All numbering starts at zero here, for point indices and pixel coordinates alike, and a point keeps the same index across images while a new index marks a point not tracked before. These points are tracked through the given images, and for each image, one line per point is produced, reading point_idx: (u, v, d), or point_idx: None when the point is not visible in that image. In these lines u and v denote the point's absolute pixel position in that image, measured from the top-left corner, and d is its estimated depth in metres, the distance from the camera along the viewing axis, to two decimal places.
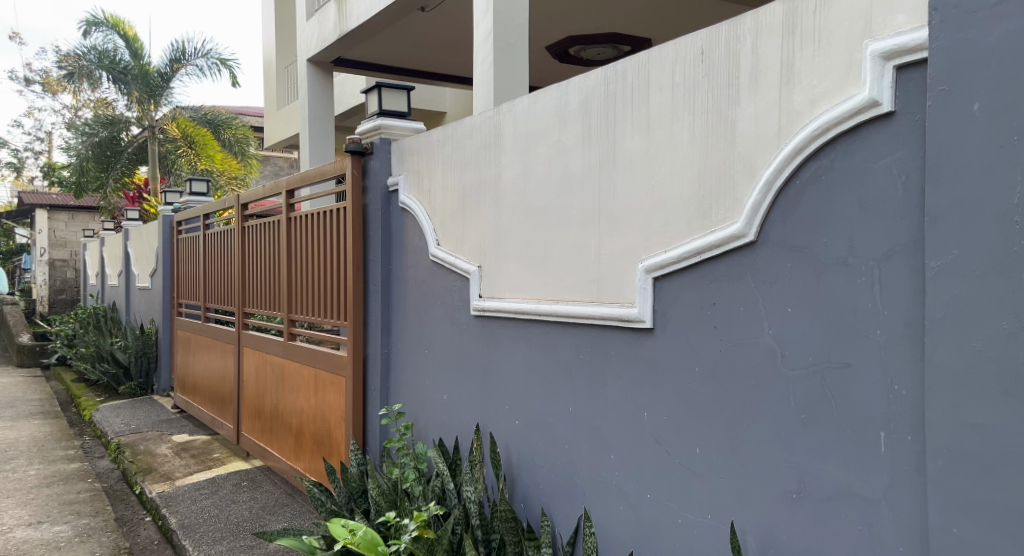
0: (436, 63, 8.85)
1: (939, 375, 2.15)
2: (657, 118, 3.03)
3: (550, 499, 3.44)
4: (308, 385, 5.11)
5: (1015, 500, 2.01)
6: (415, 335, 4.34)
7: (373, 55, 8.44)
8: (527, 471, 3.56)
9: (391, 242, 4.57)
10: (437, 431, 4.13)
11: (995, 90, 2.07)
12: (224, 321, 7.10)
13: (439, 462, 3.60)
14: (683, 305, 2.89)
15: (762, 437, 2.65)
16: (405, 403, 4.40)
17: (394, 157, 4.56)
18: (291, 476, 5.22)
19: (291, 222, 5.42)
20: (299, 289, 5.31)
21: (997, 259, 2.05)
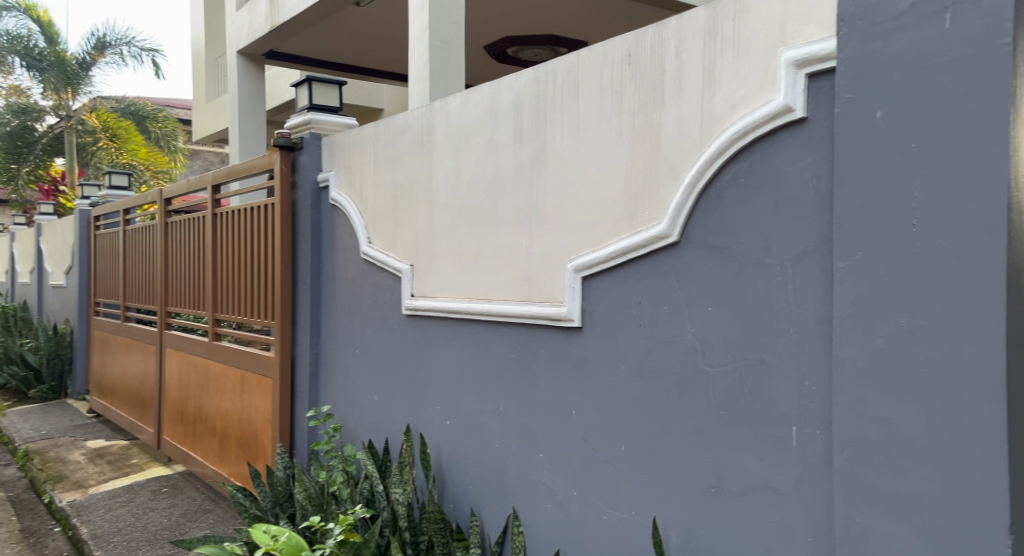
0: (372, 59, 8.79)
1: (846, 371, 2.25)
2: (586, 119, 3.09)
3: (479, 499, 3.48)
4: (233, 387, 5.05)
5: (913, 490, 2.12)
6: (345, 334, 4.33)
7: (305, 49, 8.36)
8: (457, 471, 3.60)
9: (321, 241, 4.56)
10: (368, 432, 4.14)
11: (896, 99, 2.18)
12: (146, 321, 6.97)
13: (368, 465, 3.62)
14: (611, 304, 2.96)
15: (683, 433, 2.73)
16: (334, 405, 4.39)
17: (326, 152, 4.55)
18: (214, 481, 5.16)
19: (218, 220, 5.34)
20: (227, 289, 5.24)
21: (897, 260, 2.16)
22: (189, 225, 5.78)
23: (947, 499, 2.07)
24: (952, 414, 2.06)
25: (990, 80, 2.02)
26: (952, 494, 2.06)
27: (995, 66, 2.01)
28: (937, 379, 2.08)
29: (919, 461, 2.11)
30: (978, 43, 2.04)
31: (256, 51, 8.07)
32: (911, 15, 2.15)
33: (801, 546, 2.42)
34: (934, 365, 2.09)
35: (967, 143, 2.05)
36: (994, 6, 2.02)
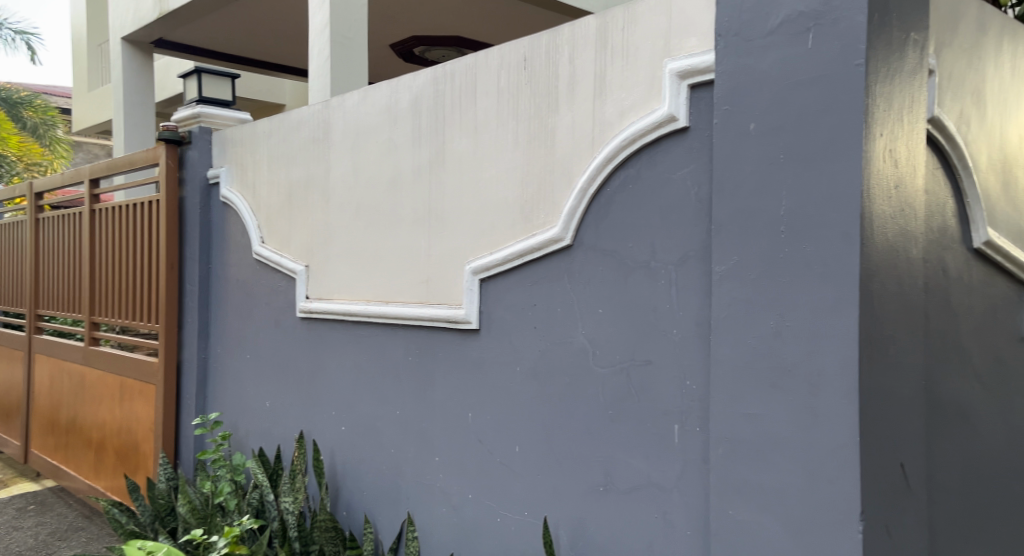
0: (271, 52, 8.62)
1: (723, 370, 2.35)
2: (483, 121, 3.11)
3: (374, 505, 3.48)
4: (111, 395, 4.89)
5: (782, 482, 2.24)
6: (237, 338, 4.25)
7: (198, 40, 8.13)
8: (352, 478, 3.58)
9: (210, 241, 4.47)
10: (259, 440, 4.08)
11: (766, 112, 2.29)
12: (13, 325, 6.66)
13: (259, 473, 3.56)
14: (507, 306, 3.00)
15: (574, 433, 2.79)
16: (223, 412, 4.31)
17: (215, 147, 4.47)
18: (89, 496, 4.99)
19: (96, 216, 5.16)
20: (106, 290, 5.06)
21: (767, 264, 2.27)
22: (64, 222, 5.56)
23: (810, 491, 2.19)
24: (813, 409, 2.18)
25: (849, 97, 2.15)
26: (815, 485, 2.18)
27: (851, 84, 2.15)
28: (801, 376, 2.21)
29: (786, 455, 2.23)
30: (838, 62, 2.17)
31: (144, 38, 7.80)
32: (779, 34, 2.27)
33: (681, 541, 2.51)
34: (798, 363, 2.21)
35: (827, 156, 2.18)
36: (851, 29, 2.15)
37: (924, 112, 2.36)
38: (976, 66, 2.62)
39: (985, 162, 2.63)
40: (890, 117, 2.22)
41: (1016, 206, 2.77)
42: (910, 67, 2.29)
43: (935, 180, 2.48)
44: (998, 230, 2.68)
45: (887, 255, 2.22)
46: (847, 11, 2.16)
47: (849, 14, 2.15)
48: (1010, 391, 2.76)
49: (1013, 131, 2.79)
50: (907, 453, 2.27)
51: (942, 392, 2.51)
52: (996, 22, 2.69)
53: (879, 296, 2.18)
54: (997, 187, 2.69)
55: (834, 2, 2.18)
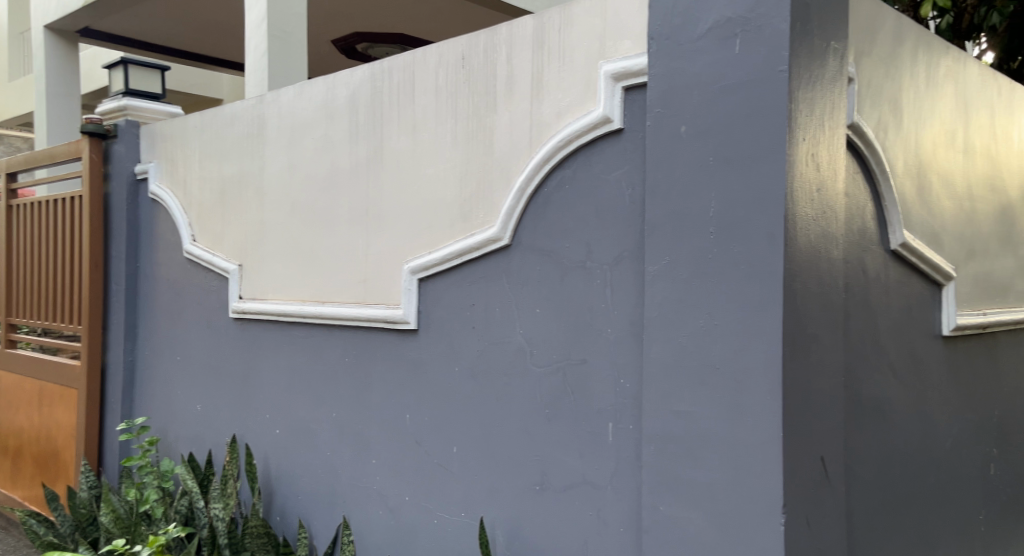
0: (205, 43, 8.45)
1: (655, 369, 2.39)
2: (421, 119, 3.08)
3: (309, 510, 3.45)
4: (30, 400, 4.76)
5: (711, 478, 2.28)
6: (166, 339, 4.17)
7: (128, 30, 7.93)
8: (286, 481, 3.54)
9: (138, 240, 4.38)
10: (190, 444, 4.00)
11: (697, 115, 2.33)
12: None
13: (189, 479, 3.52)
14: (445, 306, 2.98)
15: (510, 433, 2.80)
16: (150, 417, 4.23)
17: (143, 142, 4.38)
18: (4, 505, 4.84)
19: (14, 213, 5.00)
20: (25, 290, 4.92)
21: (697, 264, 2.31)
22: None
23: (737, 486, 2.24)
24: (739, 406, 2.24)
25: (773, 102, 2.21)
26: (743, 481, 2.23)
27: (775, 89, 2.21)
28: (728, 373, 2.26)
29: (714, 451, 2.28)
30: (763, 68, 2.23)
31: (69, 27, 7.56)
32: (708, 39, 2.32)
33: (615, 538, 2.55)
34: (726, 360, 2.26)
35: (753, 159, 2.23)
36: (774, 36, 2.21)
37: (844, 118, 2.42)
38: (894, 76, 2.70)
39: (902, 168, 2.72)
40: (812, 122, 2.28)
41: (931, 211, 2.88)
42: (831, 74, 2.35)
43: (855, 184, 2.56)
44: (913, 233, 2.79)
45: (809, 256, 2.28)
46: (771, 18, 2.22)
47: (772, 21, 2.21)
48: (925, 385, 2.87)
49: (929, 138, 2.88)
50: (827, 447, 2.34)
51: (862, 388, 2.59)
52: (912, 35, 2.78)
53: (802, 295, 2.24)
54: (913, 191, 2.78)
55: (760, 9, 2.24)
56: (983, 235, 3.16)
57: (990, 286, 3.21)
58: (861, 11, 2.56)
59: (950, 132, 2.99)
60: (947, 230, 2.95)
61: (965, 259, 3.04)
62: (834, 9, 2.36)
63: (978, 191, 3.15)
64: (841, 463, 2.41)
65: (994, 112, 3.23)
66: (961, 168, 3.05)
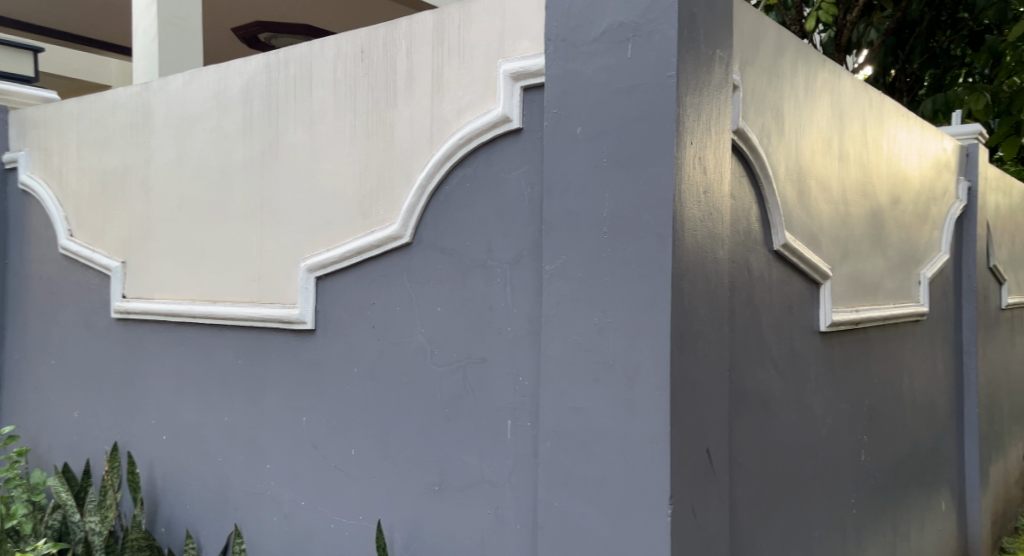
0: (93, 25, 8.10)
1: (552, 366, 2.43)
2: (319, 113, 3.02)
3: (198, 519, 3.36)
4: None
5: (604, 473, 2.33)
6: (40, 340, 3.99)
7: (8, 9, 7.53)
8: (174, 488, 3.44)
9: (8, 234, 4.20)
10: (69, 454, 3.84)
11: (592, 117, 2.37)
12: None
13: (62, 492, 3.39)
14: (344, 305, 2.94)
15: (408, 433, 2.79)
16: (20, 426, 4.04)
17: (11, 127, 4.17)
18: None
19: None
20: None
21: (592, 263, 2.36)
22: None
23: (629, 480, 2.29)
24: (631, 401, 2.29)
25: (663, 106, 2.27)
26: (634, 476, 2.28)
27: (663, 94, 2.26)
28: (620, 369, 2.31)
29: (608, 447, 2.32)
30: (653, 72, 2.28)
31: None
32: (601, 42, 2.36)
33: (511, 536, 2.57)
34: (618, 357, 2.31)
35: (645, 161, 2.29)
36: (663, 42, 2.27)
37: (729, 124, 2.50)
38: (775, 85, 2.80)
39: (784, 173, 2.83)
40: (699, 125, 2.35)
41: (810, 213, 3.00)
42: (717, 81, 2.42)
43: (740, 188, 2.65)
44: (794, 234, 2.91)
45: (696, 255, 2.35)
46: (660, 24, 2.27)
47: (661, 28, 2.27)
48: (804, 378, 3.01)
49: (808, 146, 2.99)
50: (713, 439, 2.42)
51: (746, 382, 2.69)
52: (792, 47, 2.90)
53: (689, 294, 2.31)
54: (793, 195, 2.90)
55: (650, 15, 2.29)
56: (856, 237, 3.33)
57: (861, 284, 3.39)
58: (744, 21, 2.65)
59: (827, 141, 3.11)
60: (824, 232, 3.09)
61: (840, 259, 3.21)
62: (720, 18, 2.43)
63: (852, 195, 3.30)
64: (725, 454, 2.49)
65: (866, 122, 3.40)
66: (837, 175, 3.19)
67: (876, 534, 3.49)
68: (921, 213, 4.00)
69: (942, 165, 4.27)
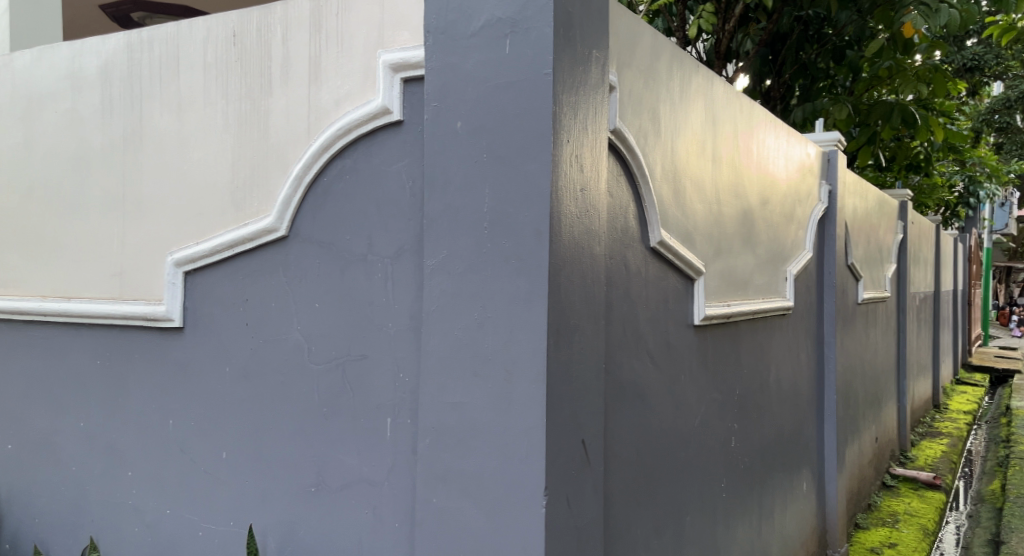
0: None
1: (431, 362, 2.40)
2: (187, 98, 2.88)
3: (50, 532, 3.15)
4: None
5: (484, 468, 2.32)
6: None
7: None
8: (24, 499, 3.23)
9: None
10: None
11: (472, 111, 2.35)
12: None
13: None
14: (215, 301, 2.80)
15: (281, 434, 2.70)
16: None
17: None
18: None
19: None
20: None
21: (472, 258, 2.34)
22: None
23: (507, 475, 2.28)
24: (508, 396, 2.28)
25: (539, 103, 2.26)
26: (513, 471, 2.28)
27: (540, 91, 2.26)
28: (499, 364, 2.30)
29: (485, 442, 2.31)
30: (530, 69, 2.27)
31: None
32: (480, 37, 2.34)
33: (389, 535, 2.52)
34: (497, 352, 2.30)
35: (523, 157, 2.28)
36: (540, 39, 2.27)
37: (606, 123, 2.53)
38: (651, 87, 2.85)
39: (660, 173, 2.89)
40: (576, 123, 2.36)
41: (685, 212, 3.07)
42: (594, 80, 2.44)
43: (618, 186, 2.68)
44: (670, 232, 2.97)
45: (574, 251, 2.36)
46: (537, 22, 2.27)
47: (538, 25, 2.27)
48: (677, 370, 3.08)
49: (683, 147, 3.06)
50: (588, 430, 2.44)
51: (623, 375, 2.73)
52: (666, 50, 2.96)
53: (566, 288, 2.32)
54: (669, 194, 2.95)
55: (527, 12, 2.28)
56: (727, 236, 3.43)
57: (732, 280, 3.50)
58: (621, 22, 2.68)
59: (701, 143, 3.19)
60: (698, 230, 3.17)
61: (712, 256, 3.30)
62: (596, 19, 2.45)
63: (725, 195, 3.39)
64: (600, 445, 2.53)
65: (736, 126, 3.51)
66: (710, 177, 3.27)
67: (744, 518, 3.62)
68: (788, 213, 4.16)
69: (807, 169, 4.47)
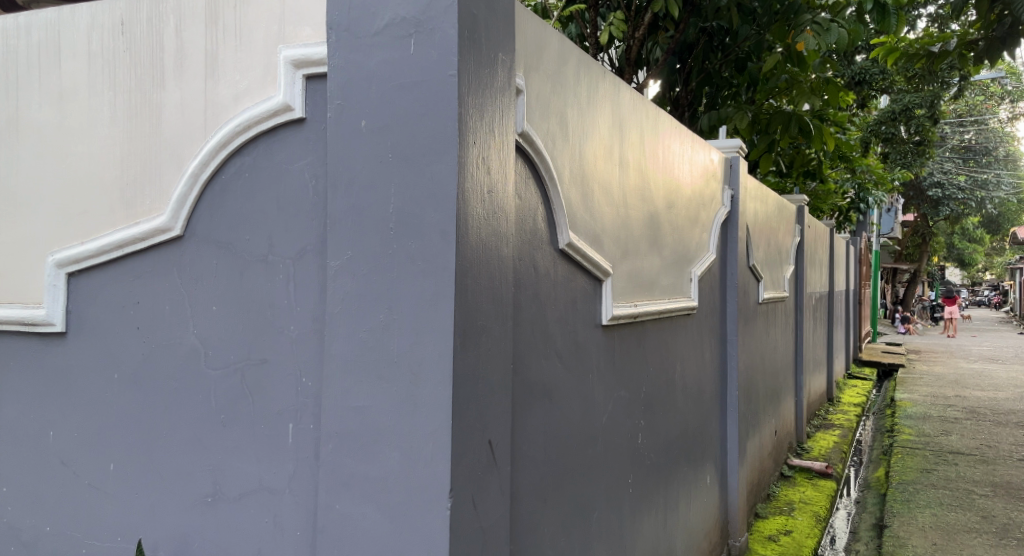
0: None
1: (334, 365, 2.33)
2: (70, 88, 2.73)
3: None
4: None
5: (387, 474, 2.27)
6: None
7: None
8: None
9: None
10: None
11: (376, 110, 2.29)
12: None
13: None
14: (102, 304, 2.66)
15: (174, 443, 2.59)
16: None
17: None
18: None
19: None
20: None
21: (377, 260, 2.28)
22: None
23: (412, 480, 2.24)
24: (413, 399, 2.24)
25: (445, 103, 2.22)
26: (417, 475, 2.23)
27: (445, 91, 2.22)
28: (404, 367, 2.25)
29: (390, 446, 2.26)
30: (434, 70, 2.23)
31: None
32: (384, 35, 2.29)
33: (290, 543, 2.44)
34: (402, 355, 2.25)
35: (428, 158, 2.24)
36: (444, 40, 2.22)
37: (513, 126, 2.51)
38: (559, 92, 2.84)
39: (568, 176, 2.88)
40: (482, 125, 2.33)
41: (592, 214, 3.07)
42: (501, 82, 2.42)
43: (526, 189, 2.66)
44: (577, 234, 2.97)
45: (481, 252, 2.33)
46: (441, 22, 2.23)
47: (442, 25, 2.23)
48: (585, 369, 3.08)
49: (591, 152, 3.06)
50: (495, 431, 2.42)
51: (530, 377, 2.71)
52: (574, 54, 2.96)
53: (472, 289, 2.29)
54: (577, 197, 2.95)
55: (431, 12, 2.24)
56: (634, 237, 3.45)
57: (639, 281, 3.53)
58: (529, 27, 2.67)
59: (608, 147, 3.20)
60: (605, 232, 3.18)
61: (620, 258, 3.32)
62: (502, 21, 2.43)
63: (631, 199, 3.42)
64: (507, 446, 2.50)
65: (643, 131, 3.54)
66: (618, 181, 3.29)
67: (649, 513, 3.66)
68: (692, 216, 4.22)
69: (710, 174, 4.53)
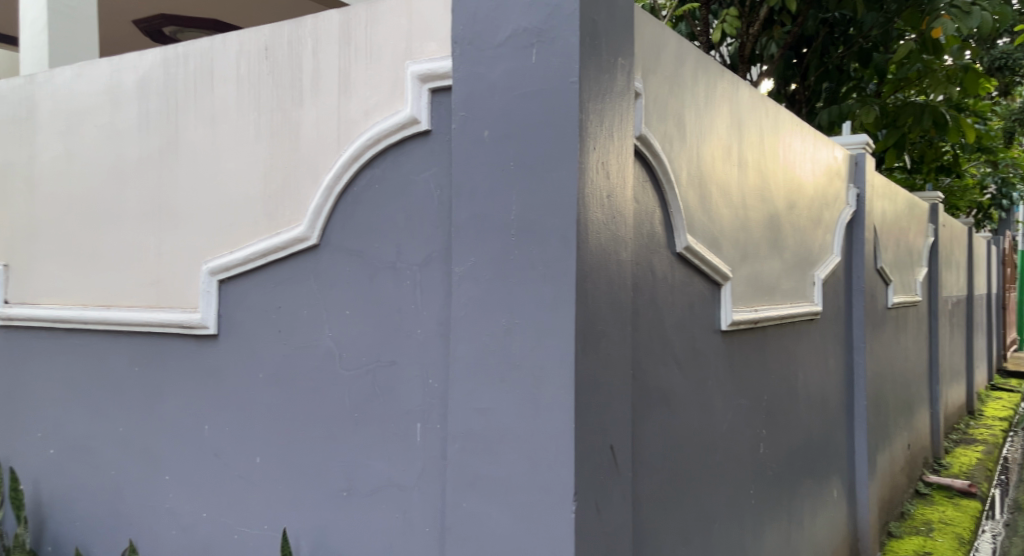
0: None
1: (460, 368, 2.43)
2: (222, 110, 2.94)
3: (88, 538, 3.20)
4: None
5: (511, 471, 2.34)
6: None
7: None
8: (62, 508, 3.27)
9: None
10: None
11: (498, 119, 2.39)
12: None
13: None
14: (248, 308, 2.86)
15: (313, 440, 2.74)
16: None
17: None
18: None
19: None
20: None
21: (499, 265, 2.37)
22: None
23: (535, 477, 2.31)
24: (536, 400, 2.31)
25: (564, 112, 2.30)
26: (540, 473, 2.30)
27: (564, 99, 2.30)
28: (527, 368, 2.33)
29: (514, 445, 2.34)
30: (555, 79, 2.31)
31: None
32: (506, 47, 2.38)
33: (420, 539, 2.56)
34: (524, 358, 2.33)
35: (549, 165, 2.32)
36: (565, 49, 2.31)
37: (632, 130, 2.55)
38: (677, 94, 2.87)
39: (686, 178, 2.90)
40: (601, 131, 2.39)
41: (711, 217, 3.08)
42: (619, 88, 2.47)
43: (644, 192, 2.70)
44: (696, 237, 2.98)
45: (599, 257, 2.38)
46: (562, 32, 2.31)
47: (563, 35, 2.31)
48: (704, 374, 3.08)
49: (709, 154, 3.08)
50: (616, 435, 2.46)
51: (650, 382, 2.74)
52: (692, 57, 2.98)
53: (592, 294, 2.34)
54: (695, 199, 2.97)
55: (552, 22, 2.32)
56: (753, 239, 3.43)
57: (759, 285, 3.50)
58: (646, 31, 2.71)
59: (727, 148, 3.20)
60: (724, 234, 3.18)
61: (739, 261, 3.30)
62: (622, 28, 2.48)
63: (751, 201, 3.40)
64: (628, 450, 2.54)
65: (763, 131, 3.52)
66: (737, 182, 3.28)
67: (773, 524, 3.61)
68: (815, 217, 4.15)
69: (834, 173, 4.45)
